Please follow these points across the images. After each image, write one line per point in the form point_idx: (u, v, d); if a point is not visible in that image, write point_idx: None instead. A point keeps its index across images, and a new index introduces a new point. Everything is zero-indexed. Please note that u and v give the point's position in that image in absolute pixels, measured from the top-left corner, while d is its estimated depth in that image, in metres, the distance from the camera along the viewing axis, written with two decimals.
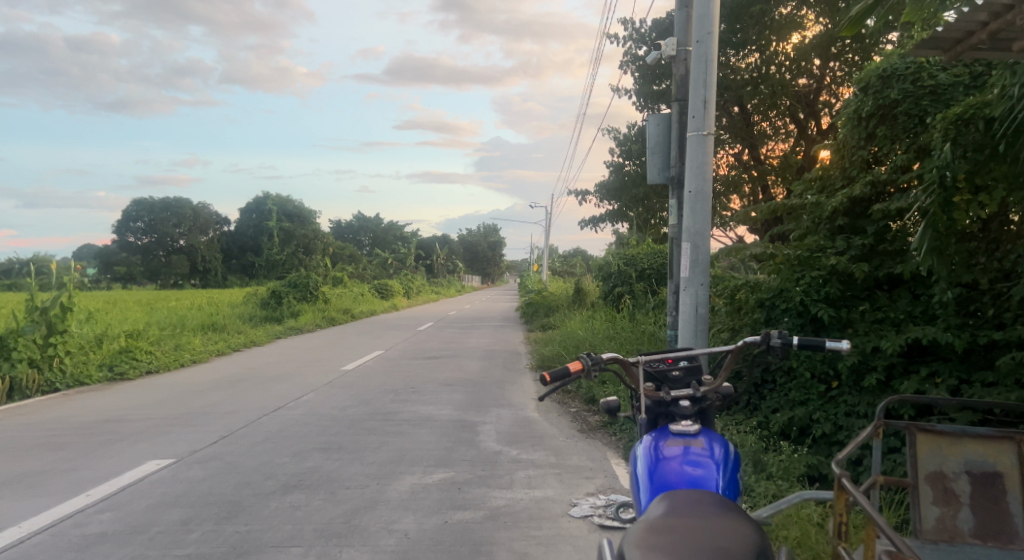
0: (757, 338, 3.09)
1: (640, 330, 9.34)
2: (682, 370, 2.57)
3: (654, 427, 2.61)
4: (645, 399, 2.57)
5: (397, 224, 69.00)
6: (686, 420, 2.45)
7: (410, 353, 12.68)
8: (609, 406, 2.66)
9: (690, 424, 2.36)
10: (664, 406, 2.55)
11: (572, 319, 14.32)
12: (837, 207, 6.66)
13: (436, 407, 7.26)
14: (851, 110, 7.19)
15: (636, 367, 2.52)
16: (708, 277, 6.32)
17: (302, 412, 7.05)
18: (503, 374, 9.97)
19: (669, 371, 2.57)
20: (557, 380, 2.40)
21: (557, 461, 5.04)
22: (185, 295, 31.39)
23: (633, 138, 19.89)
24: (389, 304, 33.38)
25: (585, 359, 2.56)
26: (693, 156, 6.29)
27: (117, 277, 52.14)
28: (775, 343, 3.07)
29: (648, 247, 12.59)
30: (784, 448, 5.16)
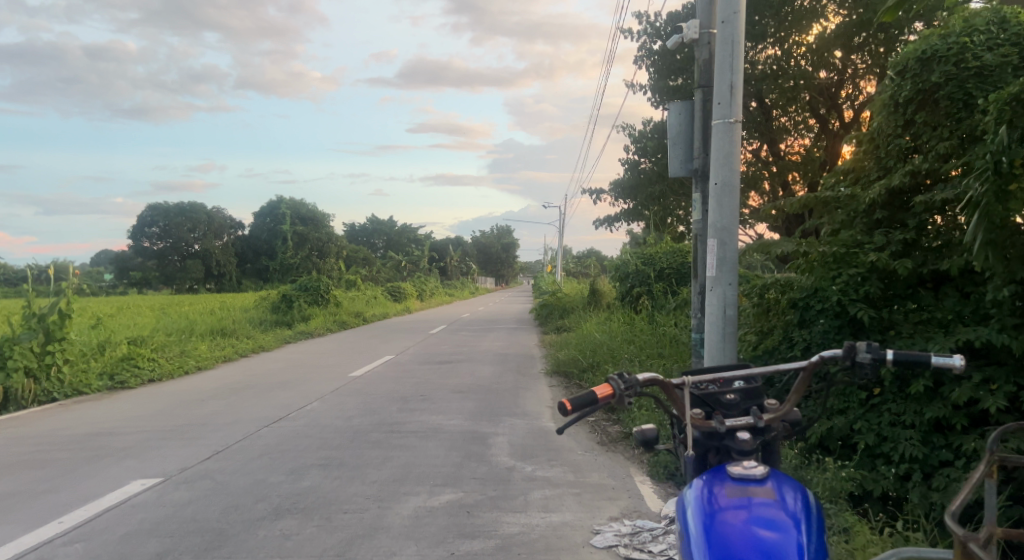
0: (838, 352, 2.63)
1: (662, 331, 8.84)
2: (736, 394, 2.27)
3: (706, 465, 2.22)
4: (693, 430, 2.21)
5: (411, 226, 68.81)
6: (746, 455, 2.07)
7: (421, 357, 12.29)
8: (647, 437, 2.32)
9: (755, 467, 1.95)
10: (718, 439, 2.19)
11: (588, 321, 13.87)
12: (875, 198, 6.14)
13: (446, 416, 6.86)
14: (887, 96, 6.66)
15: (680, 391, 2.22)
16: (736, 276, 5.84)
17: (304, 423, 6.67)
18: (517, 379, 9.55)
19: (721, 396, 2.29)
20: (580, 408, 2.01)
21: (575, 479, 4.59)
22: (198, 299, 31.25)
23: (648, 134, 19.39)
24: (403, 307, 33.04)
25: (615, 382, 2.13)
26: (719, 145, 5.84)
27: (133, 282, 52.34)
28: (866, 356, 2.58)
29: (667, 246, 12.11)
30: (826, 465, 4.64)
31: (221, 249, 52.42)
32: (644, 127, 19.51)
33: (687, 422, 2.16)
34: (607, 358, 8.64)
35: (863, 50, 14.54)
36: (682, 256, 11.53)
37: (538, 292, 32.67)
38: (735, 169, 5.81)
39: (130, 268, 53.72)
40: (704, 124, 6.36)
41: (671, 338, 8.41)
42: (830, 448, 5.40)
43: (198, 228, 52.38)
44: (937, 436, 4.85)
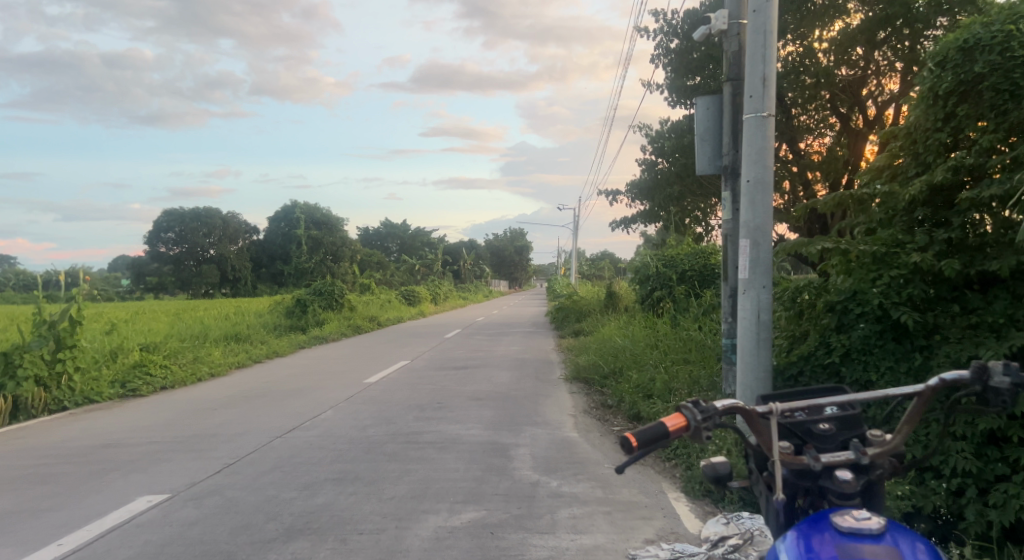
0: (967, 375, 2.34)
1: (687, 335, 8.55)
2: (831, 425, 2.14)
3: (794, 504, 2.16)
4: (782, 467, 2.11)
5: (424, 230, 68.78)
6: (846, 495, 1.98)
7: (436, 362, 12.05)
8: (716, 472, 2.11)
9: (872, 523, 1.77)
10: (812, 478, 2.09)
11: (606, 325, 13.57)
12: (915, 194, 5.75)
13: (464, 426, 6.61)
14: (925, 88, 6.29)
15: (767, 421, 2.09)
16: (770, 279, 5.55)
17: (318, 433, 6.46)
18: (536, 385, 9.28)
19: (815, 427, 2.15)
20: (646, 444, 1.85)
21: (605, 495, 4.32)
22: (213, 304, 31.28)
23: (666, 134, 19.07)
24: (417, 311, 32.86)
25: (687, 412, 1.95)
26: (751, 141, 5.55)
27: (149, 287, 52.66)
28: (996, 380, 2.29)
29: (689, 247, 11.79)
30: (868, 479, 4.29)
31: (236, 254, 52.63)
32: (661, 127, 19.20)
33: (776, 458, 2.04)
34: (630, 363, 8.35)
35: (887, 46, 14.08)
36: (705, 258, 11.22)
37: (553, 295, 32.36)
38: (769, 165, 5.53)
39: (146, 273, 54.09)
40: (734, 119, 6.07)
41: (696, 342, 8.11)
42: None
43: (213, 233, 52.63)
44: (994, 448, 4.08)
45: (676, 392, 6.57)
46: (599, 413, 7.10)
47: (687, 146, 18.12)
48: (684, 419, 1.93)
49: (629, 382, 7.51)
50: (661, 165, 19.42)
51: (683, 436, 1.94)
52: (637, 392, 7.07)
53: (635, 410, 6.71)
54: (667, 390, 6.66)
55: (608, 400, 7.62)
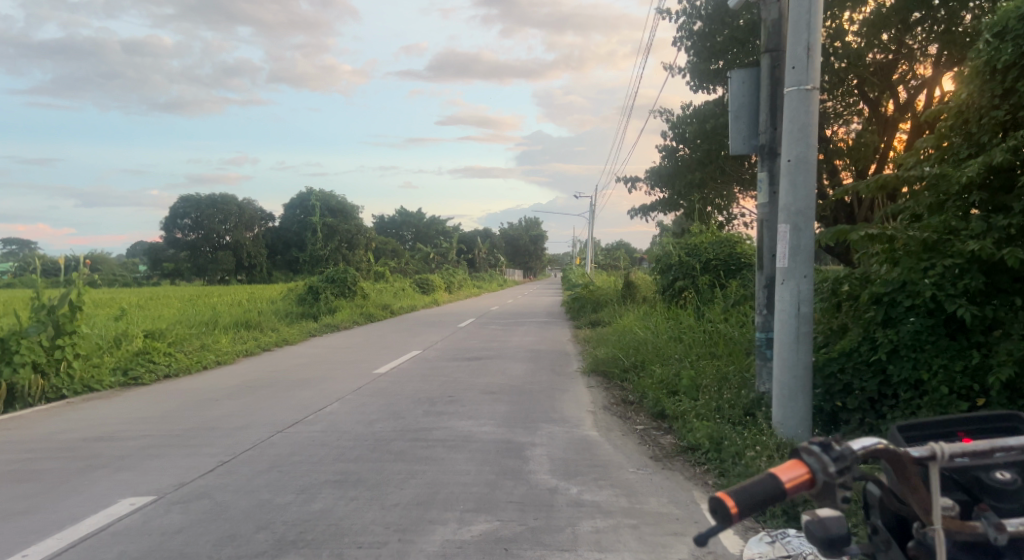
0: None
1: (714, 328, 8.09)
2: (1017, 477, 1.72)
3: None
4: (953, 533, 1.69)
5: (439, 219, 68.44)
6: None
7: (449, 353, 11.69)
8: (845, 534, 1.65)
9: None
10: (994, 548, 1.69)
11: (625, 316, 13.11)
12: (971, 177, 5.15)
13: (476, 422, 6.22)
14: (982, 62, 5.76)
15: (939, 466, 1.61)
16: (812, 268, 5.07)
17: (322, 427, 6.10)
18: (552, 379, 8.88)
19: (993, 479, 1.73)
20: (757, 506, 1.42)
21: (630, 505, 3.90)
22: (228, 290, 31.21)
23: (687, 120, 18.46)
24: (430, 299, 32.54)
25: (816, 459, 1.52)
26: (793, 117, 5.07)
27: (166, 273, 52.86)
28: None
29: (713, 236, 11.28)
30: None
31: (252, 241, 52.65)
32: (683, 113, 18.59)
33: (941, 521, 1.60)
34: (653, 356, 7.93)
35: (922, 26, 13.22)
36: (730, 247, 10.70)
37: (568, 284, 31.89)
38: (813, 143, 5.04)
39: (163, 259, 54.31)
40: (772, 95, 5.58)
41: (723, 336, 7.65)
42: None
43: (229, 220, 52.65)
44: None
45: (703, 387, 6.11)
46: (621, 411, 6.67)
47: (709, 132, 17.51)
48: (807, 470, 1.51)
49: (652, 377, 7.08)
50: (682, 152, 18.83)
51: (805, 491, 1.52)
52: (660, 388, 6.64)
53: (659, 407, 6.28)
54: (693, 386, 6.20)
55: (629, 395, 7.20)
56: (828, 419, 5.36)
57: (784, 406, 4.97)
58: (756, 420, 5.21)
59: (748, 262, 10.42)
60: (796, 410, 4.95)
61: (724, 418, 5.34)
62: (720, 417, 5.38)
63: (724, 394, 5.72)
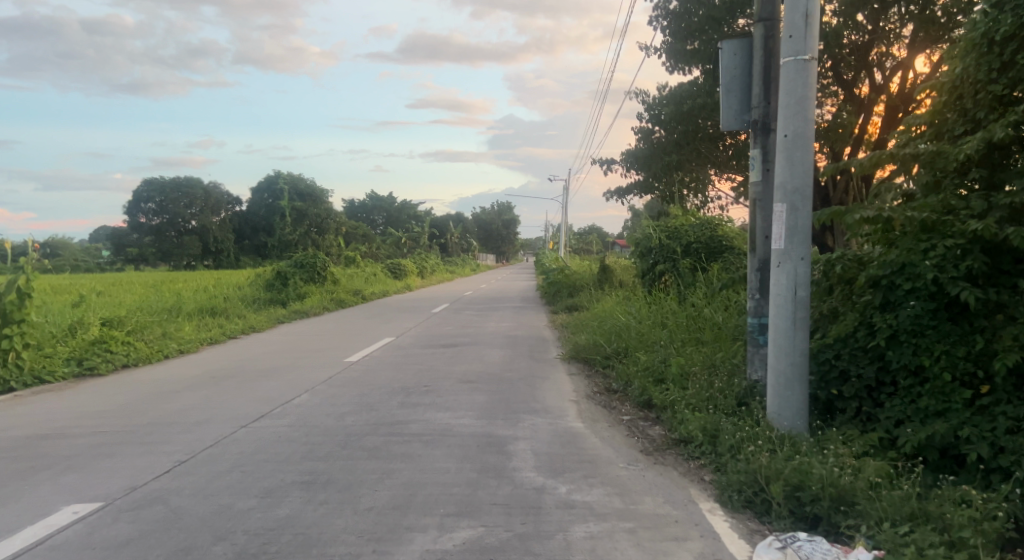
0: None
1: (699, 314, 7.89)
2: None
3: None
4: None
5: (411, 203, 67.52)
6: None
7: (423, 340, 11.32)
8: None
9: None
10: None
11: (603, 300, 12.86)
12: (970, 155, 4.95)
13: (454, 414, 5.89)
14: (979, 34, 5.47)
15: None
16: (809, 249, 4.83)
17: (289, 421, 5.71)
18: (531, 366, 8.57)
19: None
20: None
21: (624, 506, 3.62)
22: (193, 276, 30.29)
23: (663, 101, 18.19)
24: (403, 285, 32.01)
25: None
26: (790, 90, 4.79)
27: (129, 259, 51.31)
28: None
29: (693, 218, 11.05)
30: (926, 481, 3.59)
31: (219, 225, 51.34)
32: (659, 94, 18.30)
33: None
34: (637, 343, 7.70)
35: (898, 6, 12.98)
36: (711, 230, 10.49)
37: (542, 269, 31.65)
38: (811, 117, 4.77)
39: (125, 244, 52.72)
40: (766, 67, 5.29)
41: (709, 322, 7.45)
42: (926, 459, 4.31)
43: (195, 204, 51.17)
44: None
45: (692, 376, 5.89)
46: (605, 400, 6.41)
47: (685, 113, 17.23)
48: None
49: (637, 365, 6.85)
50: (658, 134, 18.57)
51: None
52: (646, 376, 6.42)
53: (646, 395, 6.05)
54: (681, 374, 5.99)
55: (613, 383, 6.95)
56: (823, 407, 5.17)
57: (780, 395, 4.76)
58: (749, 409, 5.00)
59: (729, 244, 10.22)
60: (792, 399, 4.74)
61: (716, 408, 5.12)
62: (711, 407, 5.16)
63: (714, 383, 5.50)
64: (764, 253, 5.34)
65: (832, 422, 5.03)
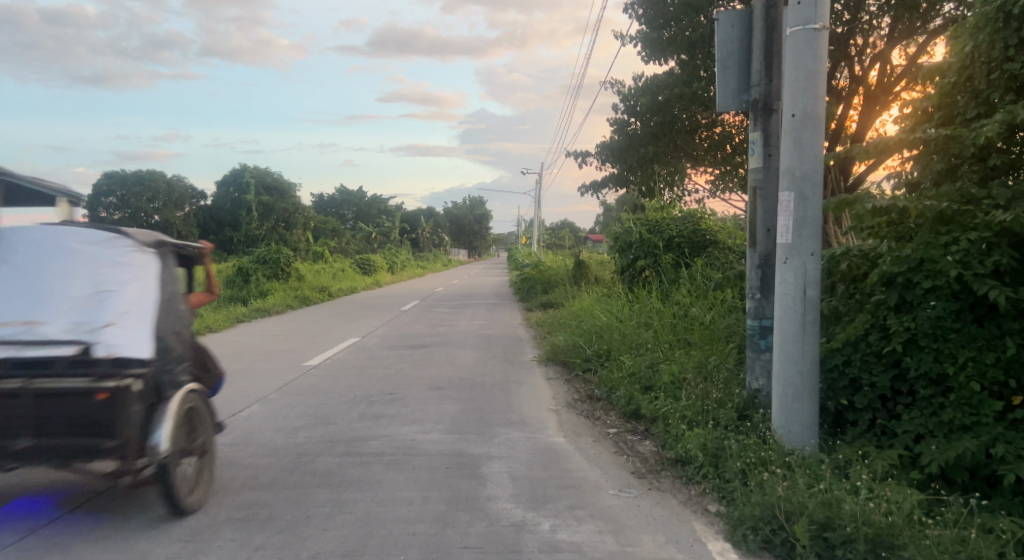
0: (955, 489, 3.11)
1: (685, 314, 7.41)
2: None
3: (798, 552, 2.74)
4: None
5: (382, 197, 66.28)
6: None
7: (392, 340, 10.64)
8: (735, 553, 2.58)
9: None
10: None
11: (580, 297, 12.31)
12: (991, 138, 4.48)
13: (422, 427, 5.27)
14: (993, 8, 5.01)
15: None
16: (819, 244, 4.33)
17: (234, 437, 5.00)
18: (505, 369, 7.98)
19: None
20: None
21: (620, 549, 3.04)
22: (155, 274, 29.11)
23: (639, 92, 17.69)
24: (373, 281, 31.15)
25: None
26: (797, 64, 4.26)
27: (89, 255, 49.48)
28: None
29: (675, 212, 10.55)
30: (968, 513, 3.12)
31: (182, 220, 49.75)
32: (635, 84, 17.79)
33: None
34: (620, 344, 7.16)
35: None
36: (693, 223, 9.99)
37: (515, 264, 31.02)
38: (820, 94, 4.25)
39: (84, 239, 50.82)
40: (767, 40, 4.75)
41: (697, 322, 6.98)
42: (954, 480, 3.87)
43: (158, 198, 49.44)
44: None
45: (683, 382, 5.42)
46: (587, 409, 5.86)
47: (662, 104, 16.95)
48: None
49: (621, 369, 6.33)
50: (633, 125, 18.04)
51: None
52: (632, 382, 5.91)
53: (632, 404, 5.54)
54: (672, 379, 5.49)
55: (595, 389, 6.41)
56: (833, 420, 4.72)
57: (787, 407, 4.29)
58: (751, 424, 4.54)
59: (712, 238, 9.74)
60: (802, 412, 4.28)
61: (714, 421, 4.64)
62: (709, 420, 4.67)
63: (710, 393, 5.01)
64: (766, 249, 4.86)
65: (843, 436, 4.58)
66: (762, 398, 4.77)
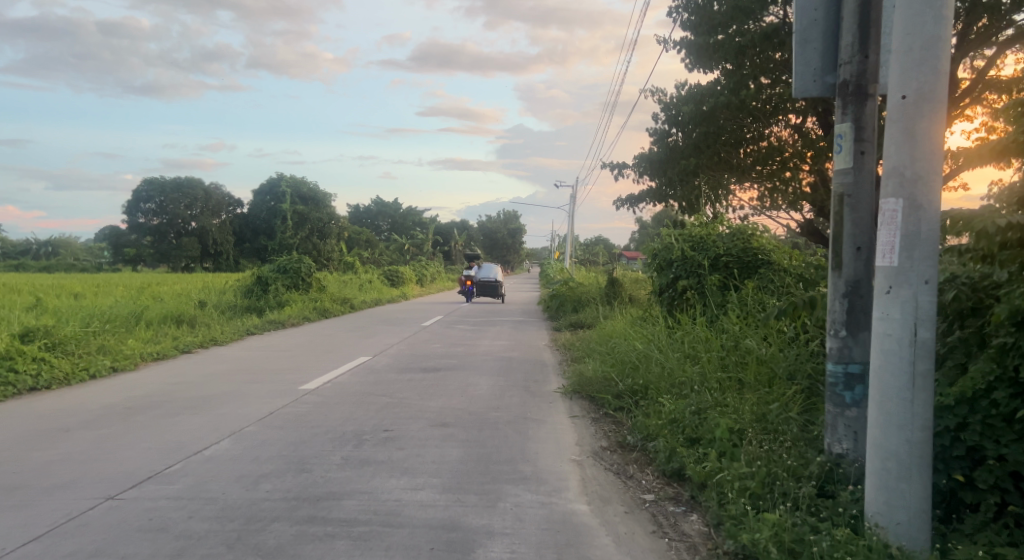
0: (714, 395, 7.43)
1: (736, 346, 6.36)
2: None
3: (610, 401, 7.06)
4: None
5: (415, 209, 65.91)
6: None
7: (404, 361, 9.69)
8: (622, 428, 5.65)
9: None
10: None
11: (613, 319, 11.25)
12: None
13: (412, 481, 4.28)
14: None
15: None
16: (936, 267, 3.24)
17: (182, 484, 4.04)
18: (524, 402, 6.97)
19: None
20: None
21: None
22: (181, 279, 28.71)
23: (682, 101, 16.69)
24: (400, 293, 30.39)
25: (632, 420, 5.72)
26: (911, 30, 3.22)
27: (127, 259, 49.94)
28: None
29: (723, 227, 9.43)
30: None
31: (218, 227, 50.13)
32: (677, 93, 16.77)
33: None
34: (658, 380, 6.11)
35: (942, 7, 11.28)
36: (743, 241, 8.88)
37: (546, 280, 29.99)
38: (943, 69, 3.19)
39: (124, 244, 51.63)
40: (862, 5, 3.74)
41: (752, 359, 5.91)
42: None
43: (196, 205, 49.87)
44: None
45: (740, 438, 4.39)
46: (617, 462, 4.82)
47: (706, 114, 15.92)
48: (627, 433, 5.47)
49: (658, 413, 5.28)
50: (673, 136, 17.23)
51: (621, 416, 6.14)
52: (673, 431, 4.87)
53: (673, 460, 4.50)
54: (724, 431, 4.46)
55: (627, 436, 5.38)
56: (945, 502, 3.60)
57: (890, 487, 3.21)
58: (835, 504, 3.48)
59: (766, 258, 8.58)
60: (909, 494, 3.18)
61: (785, 498, 3.58)
62: (777, 495, 3.62)
63: (778, 457, 3.96)
64: (855, 274, 3.81)
65: (959, 524, 3.45)
66: (846, 466, 3.71)
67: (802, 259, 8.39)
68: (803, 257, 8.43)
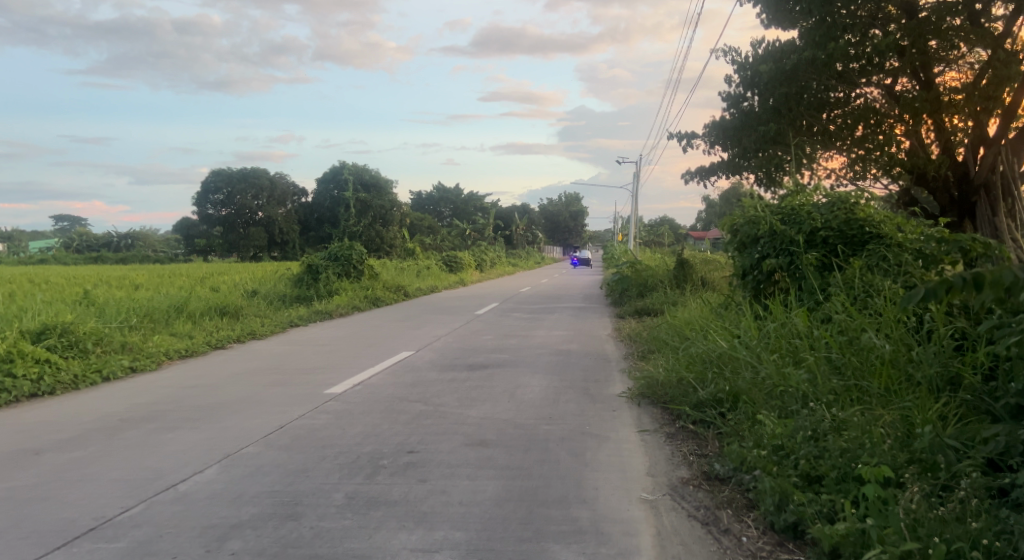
0: None
1: (850, 342, 4.99)
2: None
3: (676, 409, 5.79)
4: None
5: (476, 194, 65.33)
6: None
7: (448, 357, 8.68)
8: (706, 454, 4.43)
9: None
10: None
11: (687, 305, 9.92)
12: None
13: (426, 539, 3.19)
14: None
15: None
16: None
17: (126, 542, 3.11)
18: (581, 409, 5.80)
19: None
20: None
21: None
22: (241, 268, 28.79)
23: (759, 59, 14.96)
24: (458, 278, 29.59)
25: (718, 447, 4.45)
26: None
27: (198, 250, 51.34)
28: None
29: (821, 196, 7.92)
30: None
31: (284, 216, 50.81)
32: (754, 51, 15.02)
33: None
34: (752, 387, 4.81)
35: None
36: (845, 211, 7.38)
37: (610, 262, 28.41)
38: None
39: (196, 234, 53.09)
40: None
41: (875, 360, 4.55)
42: None
43: (262, 194, 50.14)
44: None
45: (886, 487, 3.07)
46: (704, 506, 3.59)
47: (788, 73, 14.11)
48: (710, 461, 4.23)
49: (756, 436, 4.00)
50: (749, 100, 15.61)
51: (701, 433, 4.87)
52: (782, 464, 3.57)
53: (786, 509, 3.22)
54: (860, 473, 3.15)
55: (714, 464, 4.12)
56: None
57: None
58: None
59: (875, 231, 7.05)
60: None
61: None
62: None
63: (957, 522, 2.63)
64: None
65: None
66: None
67: (922, 232, 6.82)
68: (922, 229, 6.85)
